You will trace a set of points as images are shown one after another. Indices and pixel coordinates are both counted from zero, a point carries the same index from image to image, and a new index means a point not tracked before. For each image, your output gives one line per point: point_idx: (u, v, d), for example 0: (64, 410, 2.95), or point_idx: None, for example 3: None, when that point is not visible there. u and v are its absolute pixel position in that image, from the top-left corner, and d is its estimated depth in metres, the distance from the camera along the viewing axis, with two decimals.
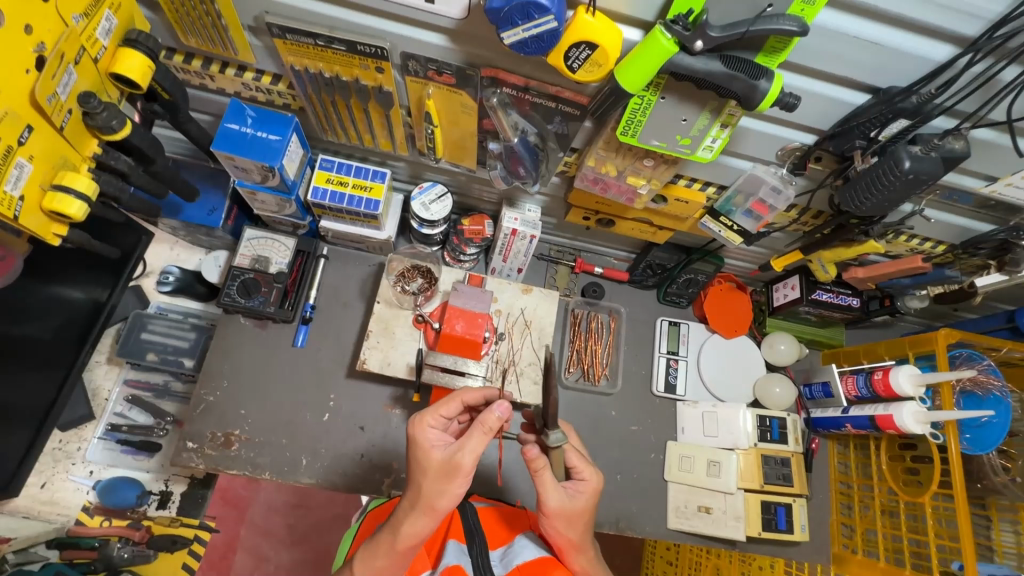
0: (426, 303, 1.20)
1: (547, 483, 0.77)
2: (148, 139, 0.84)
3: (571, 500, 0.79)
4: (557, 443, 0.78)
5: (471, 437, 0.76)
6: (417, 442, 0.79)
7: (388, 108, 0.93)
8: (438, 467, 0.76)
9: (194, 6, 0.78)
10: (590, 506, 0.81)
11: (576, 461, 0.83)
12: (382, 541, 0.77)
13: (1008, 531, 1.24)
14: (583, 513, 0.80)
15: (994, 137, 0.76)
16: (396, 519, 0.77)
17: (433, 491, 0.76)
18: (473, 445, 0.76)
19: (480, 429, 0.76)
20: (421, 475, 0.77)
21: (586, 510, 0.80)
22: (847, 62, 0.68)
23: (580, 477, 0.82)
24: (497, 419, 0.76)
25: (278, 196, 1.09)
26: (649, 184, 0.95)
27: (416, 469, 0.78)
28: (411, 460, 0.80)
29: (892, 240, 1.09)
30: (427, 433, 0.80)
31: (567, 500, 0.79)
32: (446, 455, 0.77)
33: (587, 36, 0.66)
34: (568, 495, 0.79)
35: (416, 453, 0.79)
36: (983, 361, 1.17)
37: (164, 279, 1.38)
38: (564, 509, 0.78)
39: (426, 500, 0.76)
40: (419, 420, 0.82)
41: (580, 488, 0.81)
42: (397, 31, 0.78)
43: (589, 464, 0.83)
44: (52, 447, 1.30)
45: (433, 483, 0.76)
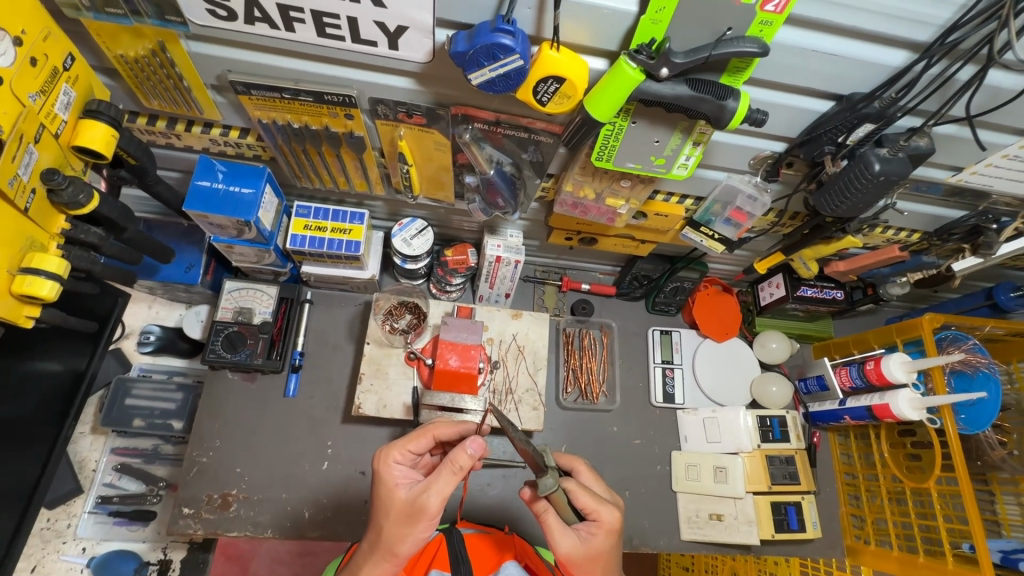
0: (417, 339, 1.18)
1: (555, 528, 0.79)
2: (117, 207, 0.82)
3: (585, 543, 0.78)
4: (550, 488, 0.78)
5: (439, 477, 0.76)
6: (382, 479, 0.79)
7: (361, 152, 0.93)
8: (402, 509, 0.76)
9: (154, 70, 0.77)
10: (610, 547, 0.79)
11: (587, 502, 0.80)
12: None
13: (1012, 504, 1.25)
14: (601, 555, 0.79)
15: (955, 131, 0.79)
16: (358, 560, 0.79)
17: (396, 535, 0.76)
18: (440, 486, 0.76)
19: (449, 469, 0.75)
20: (383, 517, 0.77)
21: (606, 551, 0.79)
22: (809, 74, 0.69)
23: (596, 517, 0.80)
24: (468, 458, 0.75)
25: (256, 247, 1.07)
26: (628, 203, 0.96)
27: (380, 508, 0.79)
28: (376, 496, 0.80)
29: (869, 233, 1.11)
30: (393, 469, 0.80)
31: (579, 544, 0.78)
32: (410, 496, 0.77)
33: (554, 71, 0.66)
34: (581, 538, 0.79)
35: (381, 491, 0.79)
36: (968, 341, 1.20)
37: (144, 338, 1.35)
38: (576, 553, 0.78)
39: (387, 543, 0.76)
40: (385, 454, 0.81)
41: (596, 529, 0.79)
42: (363, 78, 0.78)
43: (602, 502, 0.80)
44: (40, 527, 1.25)
45: (396, 526, 0.76)
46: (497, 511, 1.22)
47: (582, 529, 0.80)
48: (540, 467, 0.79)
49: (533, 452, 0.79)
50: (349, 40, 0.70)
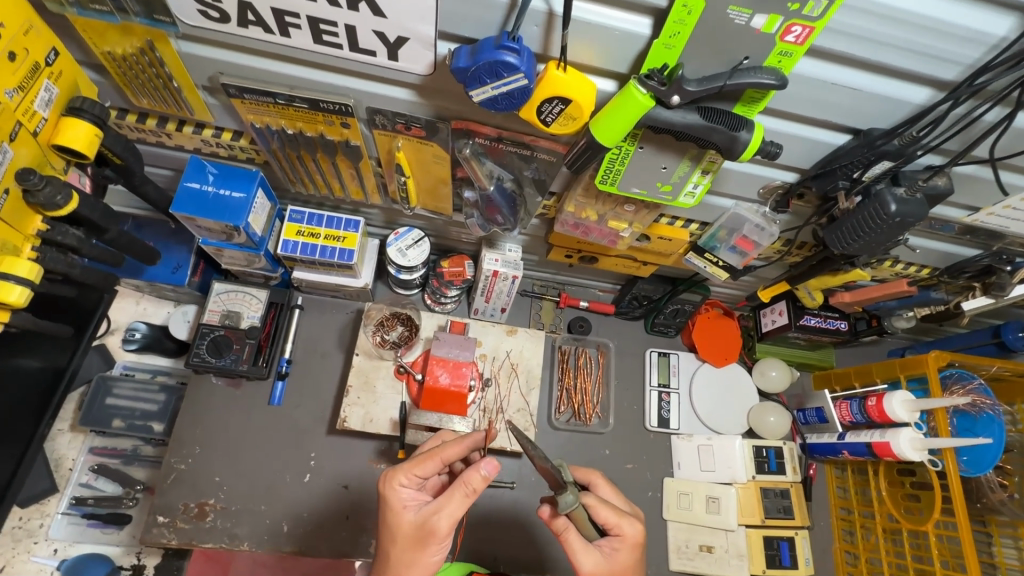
0: (407, 352, 1.16)
1: (577, 546, 0.76)
2: (100, 208, 0.79)
3: (609, 559, 0.77)
4: (571, 506, 0.74)
5: (449, 499, 0.74)
6: (388, 503, 0.76)
7: (357, 161, 0.90)
8: (410, 534, 0.75)
9: (143, 69, 0.73)
10: (634, 561, 0.78)
11: (608, 517, 0.79)
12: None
13: (1011, 548, 1.22)
14: (625, 570, 0.77)
15: (975, 172, 0.75)
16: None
17: (405, 560, 0.74)
18: (451, 508, 0.74)
19: (460, 489, 0.73)
20: (392, 541, 0.76)
21: (630, 566, 0.78)
22: (827, 107, 0.66)
23: (618, 532, 0.78)
24: (480, 479, 0.73)
25: (246, 252, 1.04)
26: (631, 227, 0.93)
27: (387, 532, 0.77)
28: (382, 520, 0.78)
29: (877, 266, 1.07)
30: (399, 493, 0.77)
31: (603, 561, 0.76)
32: (419, 519, 0.75)
33: (559, 91, 0.63)
34: (605, 554, 0.77)
35: (387, 515, 0.76)
36: (973, 381, 1.16)
37: (130, 336, 1.32)
38: (600, 571, 0.76)
39: (397, 570, 0.74)
40: (391, 477, 0.78)
41: (619, 543, 0.78)
42: (361, 87, 0.75)
43: (624, 515, 0.79)
44: (12, 526, 1.22)
45: (405, 551, 0.75)
46: (482, 532, 1.18)
47: (605, 545, 0.78)
48: (560, 484, 0.75)
49: (553, 472, 0.74)
50: (346, 49, 0.67)
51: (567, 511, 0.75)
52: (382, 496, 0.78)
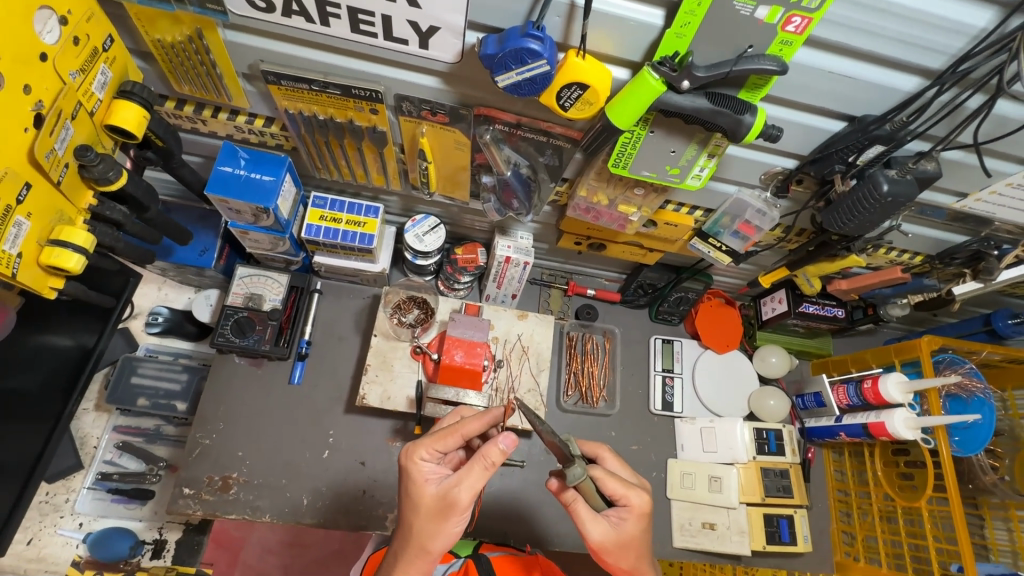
0: (424, 333, 1.21)
1: (586, 516, 0.81)
2: (143, 187, 0.84)
3: (617, 529, 0.81)
4: (579, 478, 0.79)
5: (469, 471, 0.77)
6: (411, 476, 0.80)
7: (382, 147, 0.95)
8: (432, 506, 0.78)
9: (189, 56, 0.79)
10: (640, 530, 0.82)
11: (616, 488, 0.83)
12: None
13: (1001, 529, 1.27)
14: (632, 538, 0.82)
15: (962, 157, 0.81)
16: (392, 555, 0.82)
17: (428, 530, 0.78)
18: (471, 481, 0.77)
19: (480, 463, 0.77)
20: (415, 513, 0.79)
21: (637, 535, 0.82)
22: (823, 94, 0.71)
23: (626, 502, 0.82)
24: (500, 453, 0.76)
25: (272, 235, 1.09)
26: (640, 211, 0.98)
27: (410, 505, 0.80)
28: (405, 492, 0.81)
29: (873, 252, 1.13)
30: (422, 467, 0.80)
31: (611, 531, 0.81)
32: (440, 492, 0.78)
33: (578, 77, 0.68)
34: (612, 524, 0.81)
35: (410, 487, 0.80)
36: (965, 365, 1.22)
37: (152, 319, 1.37)
38: (608, 539, 0.81)
39: (421, 539, 0.79)
40: (414, 452, 0.82)
41: (627, 513, 0.82)
42: (391, 75, 0.81)
43: (631, 487, 0.83)
44: (39, 500, 1.26)
45: (427, 521, 0.78)
46: (493, 508, 1.23)
47: (612, 515, 0.82)
48: (568, 458, 0.80)
49: (560, 445, 0.79)
50: (381, 37, 0.73)
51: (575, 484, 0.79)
52: (405, 470, 0.81)
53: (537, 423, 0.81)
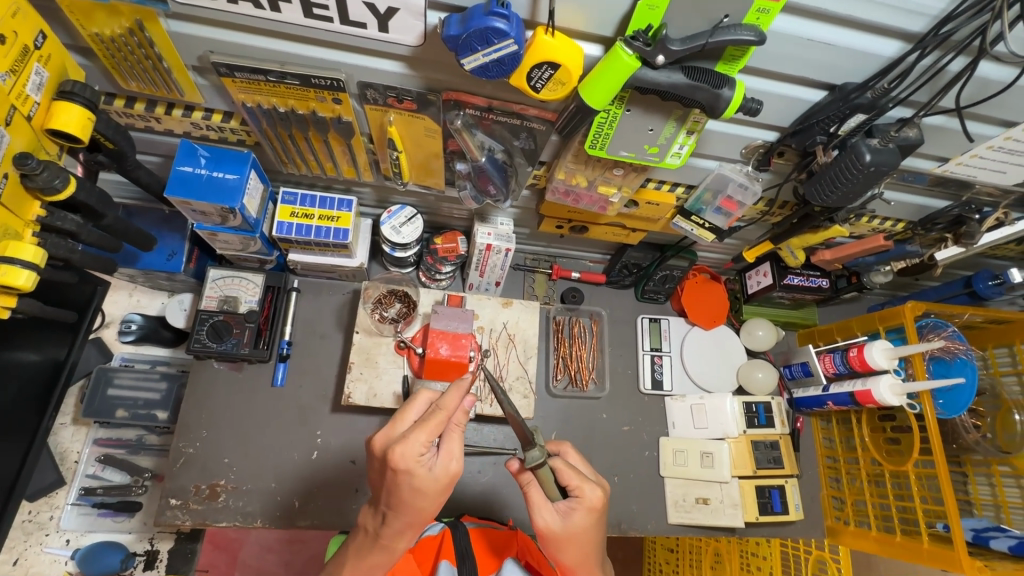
0: (407, 328, 1.18)
1: (538, 501, 0.82)
2: (96, 193, 0.80)
3: (566, 521, 0.81)
4: (537, 461, 0.81)
5: (454, 443, 0.79)
6: (408, 470, 0.74)
7: (350, 137, 0.91)
8: (437, 488, 0.77)
9: (132, 51, 0.74)
10: (589, 524, 0.81)
11: (571, 480, 0.82)
12: (373, 557, 0.82)
13: (984, 484, 1.31)
14: (581, 532, 0.81)
15: (943, 122, 0.80)
16: (388, 536, 0.80)
17: (431, 506, 0.78)
18: (459, 450, 0.79)
19: (457, 431, 0.79)
20: (417, 499, 0.76)
21: (586, 529, 0.81)
22: (802, 63, 0.69)
23: (579, 494, 0.82)
24: (463, 411, 0.81)
25: (241, 235, 1.05)
26: (620, 192, 0.96)
27: (409, 495, 0.76)
28: (399, 486, 0.76)
29: (856, 222, 1.12)
30: (416, 458, 0.75)
31: (557, 521, 0.81)
32: (441, 473, 0.77)
33: (548, 55, 0.65)
34: (561, 515, 0.81)
35: (408, 481, 0.75)
36: (948, 329, 1.22)
37: (125, 327, 1.34)
38: (554, 528, 0.81)
39: (423, 515, 0.79)
40: (406, 448, 0.74)
41: (578, 506, 0.81)
42: (352, 61, 0.76)
43: (587, 480, 0.83)
44: (22, 520, 1.23)
45: (429, 502, 0.77)
46: (488, 498, 1.22)
47: (564, 505, 0.82)
48: (529, 440, 0.83)
49: (523, 424, 0.82)
50: (337, 22, 0.68)
51: (531, 465, 0.82)
52: (399, 467, 0.74)
53: (503, 398, 0.85)
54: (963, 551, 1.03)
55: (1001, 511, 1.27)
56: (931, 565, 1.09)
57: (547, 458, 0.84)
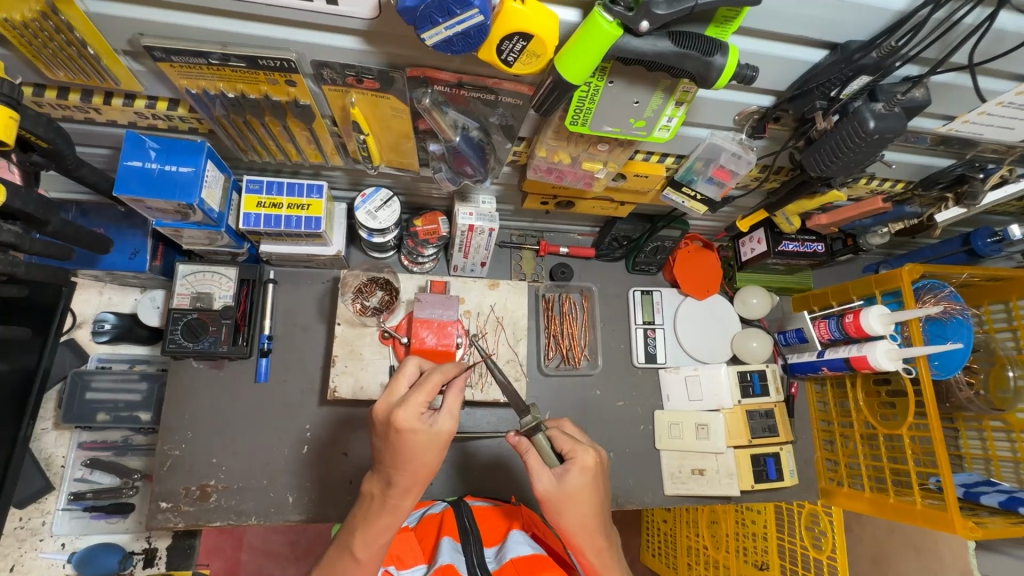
0: (390, 317, 1.14)
1: (534, 466, 0.80)
2: (34, 200, 0.75)
3: (561, 483, 0.78)
4: (531, 427, 0.82)
5: (451, 401, 0.76)
6: (405, 428, 0.72)
7: (310, 122, 0.83)
8: (434, 443, 0.74)
9: (49, 37, 0.65)
10: (583, 484, 0.78)
11: (565, 444, 0.82)
12: (382, 522, 0.77)
13: (975, 438, 1.30)
14: (577, 493, 0.78)
15: (953, 79, 0.74)
16: (392, 495, 0.77)
17: (433, 461, 0.75)
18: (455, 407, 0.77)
19: (453, 391, 0.77)
20: (414, 457, 0.74)
21: (582, 490, 0.78)
22: (802, 21, 0.62)
23: (572, 457, 0.80)
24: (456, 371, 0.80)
25: (206, 230, 0.98)
26: (606, 167, 0.89)
27: (409, 454, 0.74)
28: (398, 446, 0.73)
29: (853, 185, 1.05)
30: (412, 415, 0.73)
31: (553, 483, 0.78)
32: (438, 429, 0.74)
33: (519, 25, 0.58)
34: (556, 478, 0.78)
35: (407, 440, 0.73)
36: (945, 290, 1.19)
37: (98, 328, 1.27)
38: (551, 492, 0.78)
39: (424, 470, 0.75)
40: (407, 409, 0.73)
41: (572, 467, 0.79)
42: (301, 38, 0.68)
43: (580, 443, 0.81)
44: (13, 527, 1.21)
45: (430, 457, 0.75)
46: (483, 481, 1.21)
47: (559, 470, 0.79)
48: (522, 407, 0.83)
49: (515, 391, 0.84)
50: None
51: (526, 433, 0.82)
52: (399, 426, 0.73)
53: (494, 370, 0.86)
54: (955, 510, 1.01)
55: (992, 465, 1.26)
56: (926, 526, 1.07)
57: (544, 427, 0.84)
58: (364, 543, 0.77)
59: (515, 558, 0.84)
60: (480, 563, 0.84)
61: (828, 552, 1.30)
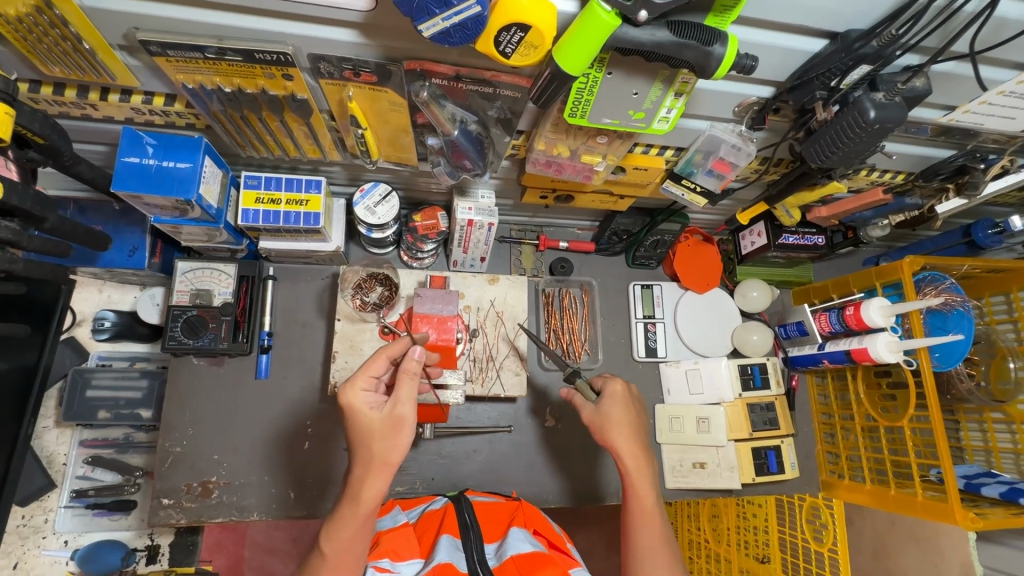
0: (390, 312, 1.14)
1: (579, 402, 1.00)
2: (31, 196, 0.75)
3: (601, 409, 0.96)
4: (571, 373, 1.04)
5: (402, 388, 0.78)
6: (353, 409, 0.77)
7: (308, 116, 0.83)
8: (383, 427, 0.77)
9: (44, 32, 0.64)
10: (623, 412, 0.95)
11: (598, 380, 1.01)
12: (346, 514, 0.77)
13: (976, 430, 1.31)
14: (617, 416, 0.95)
15: (954, 68, 0.73)
16: (353, 485, 0.77)
17: (386, 448, 0.76)
18: (407, 395, 0.79)
19: (406, 378, 0.79)
20: (367, 440, 0.77)
21: (620, 415, 0.95)
22: (801, 9, 0.61)
23: (604, 389, 0.99)
24: (416, 362, 0.82)
25: (204, 226, 0.98)
26: (605, 160, 0.89)
27: (359, 436, 0.78)
28: (352, 428, 0.78)
29: (853, 176, 1.05)
30: (362, 397, 0.78)
31: (595, 411, 0.97)
32: (384, 413, 0.77)
33: (516, 16, 0.57)
34: (597, 407, 0.97)
35: (355, 420, 0.77)
36: (946, 282, 1.19)
37: (99, 325, 1.27)
38: (594, 417, 0.96)
39: (379, 458, 0.76)
40: (354, 389, 0.78)
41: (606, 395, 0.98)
42: (297, 31, 0.68)
43: (610, 379, 1.01)
44: (16, 525, 1.22)
45: (381, 443, 0.76)
46: (484, 476, 1.21)
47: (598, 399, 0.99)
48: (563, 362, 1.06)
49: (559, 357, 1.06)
50: None
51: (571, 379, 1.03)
52: (349, 407, 0.78)
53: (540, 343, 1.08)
54: (955, 502, 1.01)
55: (992, 456, 1.26)
56: (926, 518, 1.07)
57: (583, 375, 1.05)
58: (329, 537, 0.77)
59: (515, 556, 0.84)
60: (479, 560, 0.84)
61: (829, 545, 1.29)
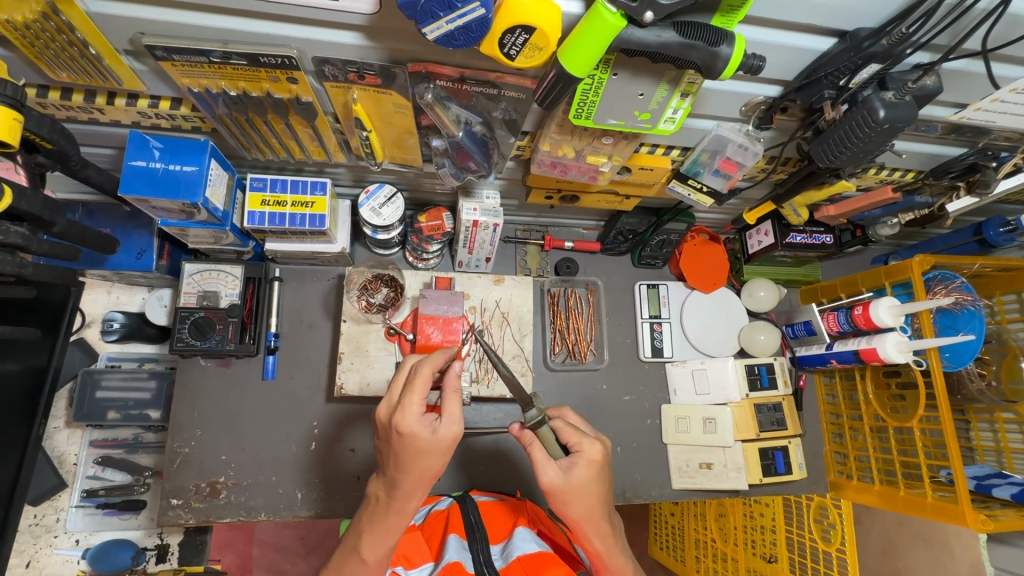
0: (396, 313, 1.14)
1: (539, 459, 0.75)
2: (40, 201, 0.76)
3: (569, 475, 0.74)
4: (535, 421, 0.78)
5: (452, 406, 0.72)
6: (407, 435, 0.70)
7: (313, 119, 0.83)
8: (438, 449, 0.71)
9: (51, 38, 0.65)
10: (591, 478, 0.75)
11: (569, 437, 0.78)
12: (389, 524, 0.75)
13: (986, 430, 1.29)
14: (584, 486, 0.75)
15: (966, 66, 0.72)
16: (399, 500, 0.74)
17: (440, 465, 0.72)
18: (458, 412, 0.73)
19: (453, 396, 0.73)
20: (421, 462, 0.71)
21: (589, 483, 0.75)
22: (810, 8, 0.61)
23: (579, 449, 0.77)
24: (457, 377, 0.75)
25: (211, 229, 0.98)
26: (611, 160, 0.89)
27: (412, 460, 0.71)
28: (401, 451, 0.71)
29: (862, 175, 1.04)
30: (414, 421, 0.70)
31: (560, 476, 0.74)
32: (439, 435, 0.70)
33: (521, 18, 0.57)
34: (563, 471, 0.75)
35: (409, 446, 0.70)
36: (956, 280, 1.16)
37: (108, 327, 1.29)
38: (558, 485, 0.74)
39: (431, 475, 0.73)
40: (406, 415, 0.70)
41: (578, 459, 0.76)
42: (302, 35, 0.68)
43: (586, 436, 0.78)
44: (29, 524, 1.23)
45: (436, 462, 0.72)
46: (490, 476, 1.21)
47: (564, 462, 0.76)
48: (526, 400, 0.80)
49: (520, 385, 0.81)
50: None
51: (531, 426, 0.79)
52: (399, 432, 0.70)
53: (497, 363, 0.82)
54: (966, 504, 1.00)
55: (1003, 457, 1.24)
56: (937, 519, 1.06)
57: (547, 421, 0.81)
58: (372, 545, 0.75)
59: (521, 556, 0.83)
60: (485, 561, 0.83)
61: (836, 545, 1.29)
